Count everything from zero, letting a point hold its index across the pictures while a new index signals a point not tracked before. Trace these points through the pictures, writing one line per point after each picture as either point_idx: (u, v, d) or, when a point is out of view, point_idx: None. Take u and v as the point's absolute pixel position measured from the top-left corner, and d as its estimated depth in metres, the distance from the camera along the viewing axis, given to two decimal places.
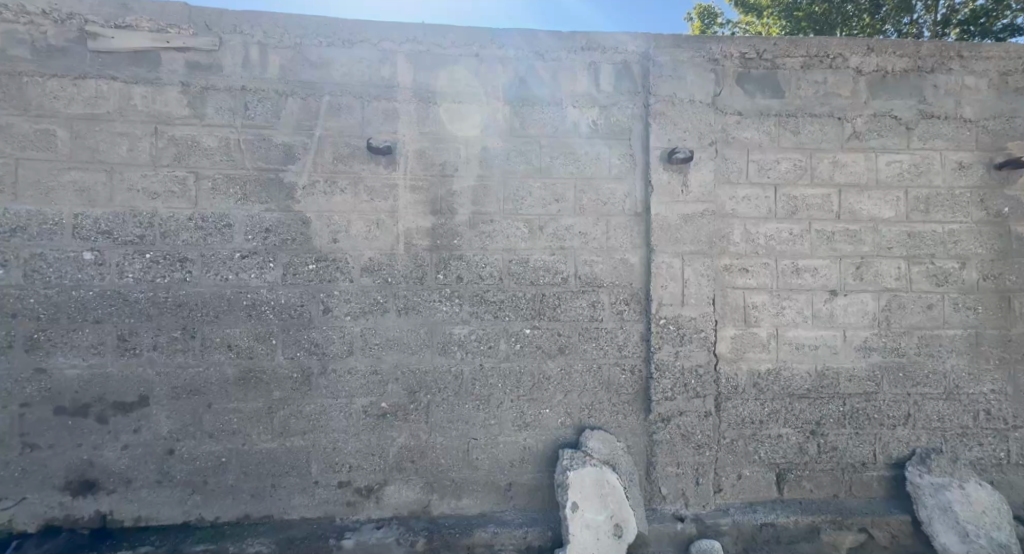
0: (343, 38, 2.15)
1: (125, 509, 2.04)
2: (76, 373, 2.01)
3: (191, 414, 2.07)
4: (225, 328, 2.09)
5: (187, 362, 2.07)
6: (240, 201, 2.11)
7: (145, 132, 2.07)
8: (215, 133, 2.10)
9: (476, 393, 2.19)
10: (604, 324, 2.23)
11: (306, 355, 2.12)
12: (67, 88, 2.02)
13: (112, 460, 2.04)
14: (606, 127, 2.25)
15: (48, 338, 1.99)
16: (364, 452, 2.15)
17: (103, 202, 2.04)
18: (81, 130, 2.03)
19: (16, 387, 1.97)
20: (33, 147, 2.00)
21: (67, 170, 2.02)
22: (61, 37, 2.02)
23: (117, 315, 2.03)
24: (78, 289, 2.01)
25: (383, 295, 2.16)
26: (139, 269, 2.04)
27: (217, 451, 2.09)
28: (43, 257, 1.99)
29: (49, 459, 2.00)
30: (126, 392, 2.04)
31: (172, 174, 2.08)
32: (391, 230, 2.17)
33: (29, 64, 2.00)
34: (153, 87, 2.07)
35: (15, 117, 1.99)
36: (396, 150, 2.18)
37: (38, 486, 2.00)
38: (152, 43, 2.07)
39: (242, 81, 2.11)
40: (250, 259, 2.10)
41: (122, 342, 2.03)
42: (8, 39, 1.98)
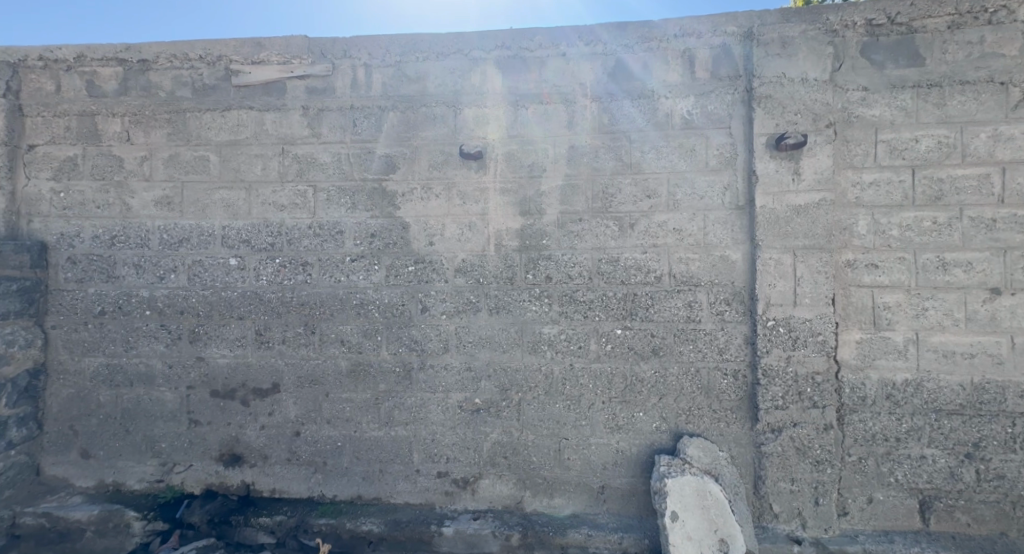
0: (436, 50, 2.27)
1: (263, 481, 2.36)
2: (225, 361, 2.37)
3: (313, 401, 2.33)
4: (339, 325, 2.32)
5: (309, 355, 2.33)
6: (350, 210, 2.33)
7: (275, 153, 2.37)
8: (330, 149, 2.34)
9: (567, 393, 2.19)
10: (703, 325, 2.10)
11: (407, 351, 2.28)
12: (217, 120, 2.39)
13: (253, 437, 2.37)
14: (703, 116, 2.11)
15: (206, 331, 2.37)
16: (460, 444, 2.26)
17: (244, 215, 2.37)
18: (227, 154, 2.39)
19: (183, 372, 2.38)
20: (194, 172, 2.40)
21: (217, 189, 2.39)
22: (212, 76, 2.40)
23: (255, 313, 2.35)
24: (226, 290, 2.37)
25: (476, 295, 2.24)
26: (271, 272, 2.35)
27: (334, 436, 2.33)
28: (201, 263, 2.37)
29: (207, 433, 2.38)
30: (262, 380, 2.36)
31: (296, 188, 2.36)
32: (483, 232, 2.25)
33: (191, 102, 2.40)
34: (280, 113, 2.37)
35: (181, 147, 2.40)
36: (486, 154, 2.25)
37: (200, 456, 2.38)
38: (280, 74, 2.36)
39: (350, 100, 2.33)
40: (359, 262, 2.31)
41: (259, 336, 2.35)
42: (177, 84, 2.41)
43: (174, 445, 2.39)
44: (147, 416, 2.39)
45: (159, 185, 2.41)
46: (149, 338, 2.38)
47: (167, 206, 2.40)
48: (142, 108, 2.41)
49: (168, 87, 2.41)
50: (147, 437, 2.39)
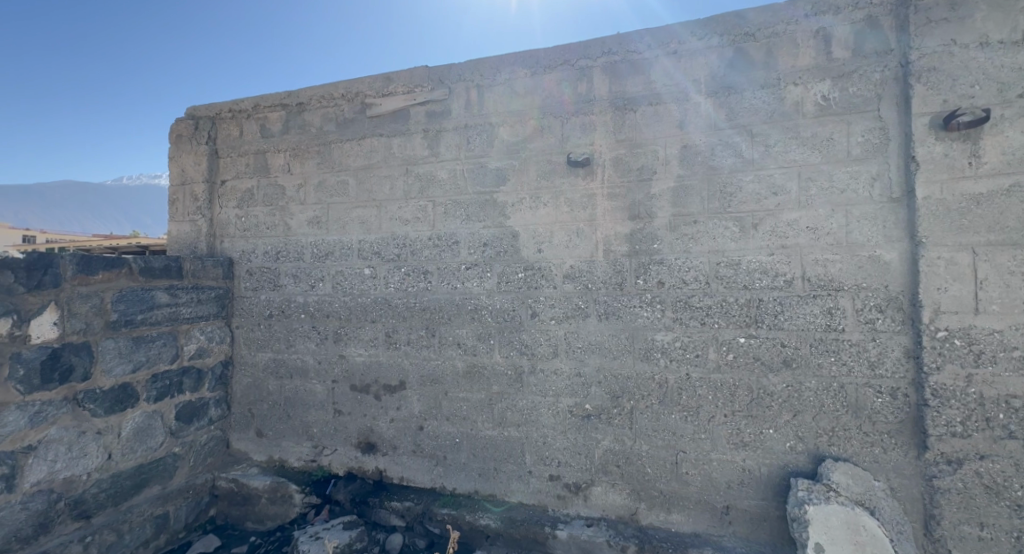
0: (543, 65, 2.35)
1: (393, 469, 2.62)
2: (362, 359, 2.69)
3: (434, 398, 2.54)
4: (456, 329, 2.49)
5: (431, 355, 2.54)
6: (464, 221, 2.50)
7: (400, 173, 2.64)
8: (447, 166, 2.54)
9: (684, 404, 2.08)
10: (847, 335, 1.85)
11: (518, 354, 2.37)
12: (354, 148, 2.75)
13: (385, 429, 2.65)
14: (843, 100, 1.88)
15: (346, 333, 2.72)
16: (571, 449, 2.27)
17: (376, 230, 2.68)
18: (362, 177, 2.72)
19: (329, 367, 2.75)
20: (337, 194, 2.78)
21: (355, 208, 2.74)
22: (351, 111, 2.76)
23: (385, 317, 2.64)
24: (362, 296, 2.69)
25: (585, 300, 2.25)
26: (398, 280, 2.62)
27: (453, 432, 2.50)
28: (343, 273, 2.73)
29: (348, 422, 2.72)
30: (391, 377, 2.63)
31: (418, 204, 2.60)
32: (591, 238, 2.25)
33: (334, 135, 2.79)
34: (404, 137, 2.64)
35: (327, 174, 2.80)
36: (593, 160, 2.26)
37: (343, 442, 2.73)
38: (404, 102, 2.63)
39: (464, 120, 2.51)
40: (473, 270, 2.46)
41: (388, 337, 2.63)
42: (324, 120, 2.82)
43: (323, 430, 2.77)
44: (303, 404, 2.81)
45: (310, 207, 2.83)
46: (304, 337, 2.80)
47: (317, 225, 2.81)
48: (298, 143, 2.87)
49: (318, 123, 2.83)
50: (302, 422, 2.81)
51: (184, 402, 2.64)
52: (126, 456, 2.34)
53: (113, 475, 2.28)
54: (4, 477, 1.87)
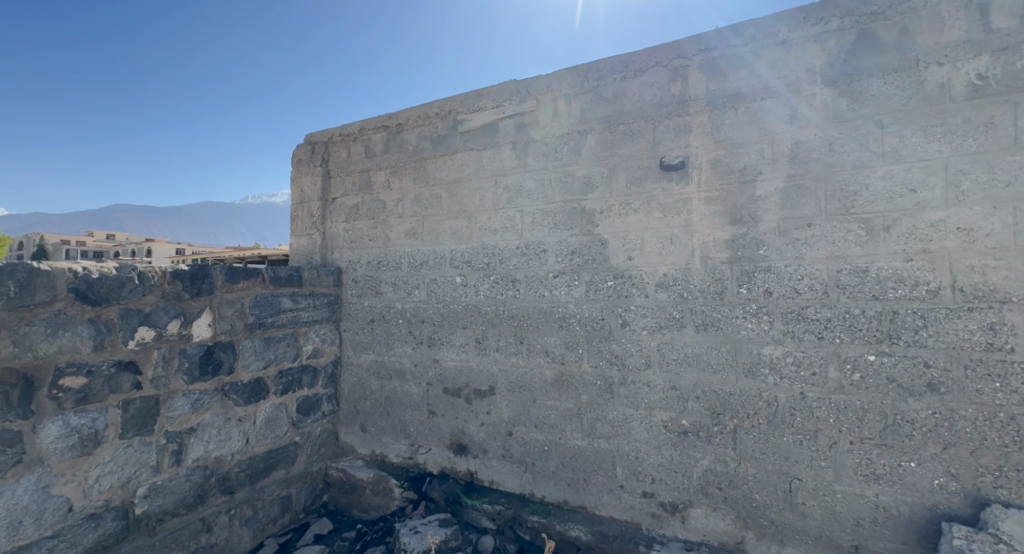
0: (633, 68, 2.30)
1: (484, 472, 2.69)
2: (454, 364, 2.81)
3: (522, 405, 2.57)
4: (544, 336, 2.51)
5: (519, 362, 2.58)
6: (551, 230, 2.51)
7: (489, 185, 2.74)
8: (534, 176, 2.58)
9: (798, 426, 1.89)
10: (1017, 357, 1.55)
11: (608, 364, 2.31)
12: (447, 163, 2.90)
13: (475, 432, 2.73)
14: (1007, 78, 1.59)
15: (440, 338, 2.86)
16: (666, 466, 2.16)
17: (467, 239, 2.80)
18: (454, 190, 2.87)
19: (424, 370, 2.91)
20: (431, 207, 2.95)
21: (447, 219, 2.88)
22: (444, 128, 2.93)
23: (475, 323, 2.74)
24: (454, 303, 2.82)
25: (679, 310, 2.14)
26: (487, 288, 2.70)
27: (542, 440, 2.51)
28: (436, 281, 2.89)
29: (442, 424, 2.85)
30: (481, 382, 2.71)
31: (506, 214, 2.67)
32: (687, 244, 2.14)
33: (429, 151, 2.98)
34: (493, 150, 2.73)
35: (423, 188, 2.99)
36: (689, 164, 2.15)
37: (437, 442, 2.87)
38: (494, 116, 2.73)
39: (552, 129, 2.54)
40: (561, 278, 2.46)
41: (478, 343, 2.72)
42: (421, 138, 3.02)
43: (419, 430, 2.93)
44: (401, 404, 3.00)
45: (408, 220, 3.04)
46: (402, 341, 3.00)
47: (413, 236, 3.01)
48: (397, 161, 3.10)
49: (414, 141, 3.04)
50: (401, 420, 3.00)
51: (303, 396, 2.96)
52: (259, 442, 2.68)
53: (250, 458, 2.62)
54: (174, 452, 2.25)
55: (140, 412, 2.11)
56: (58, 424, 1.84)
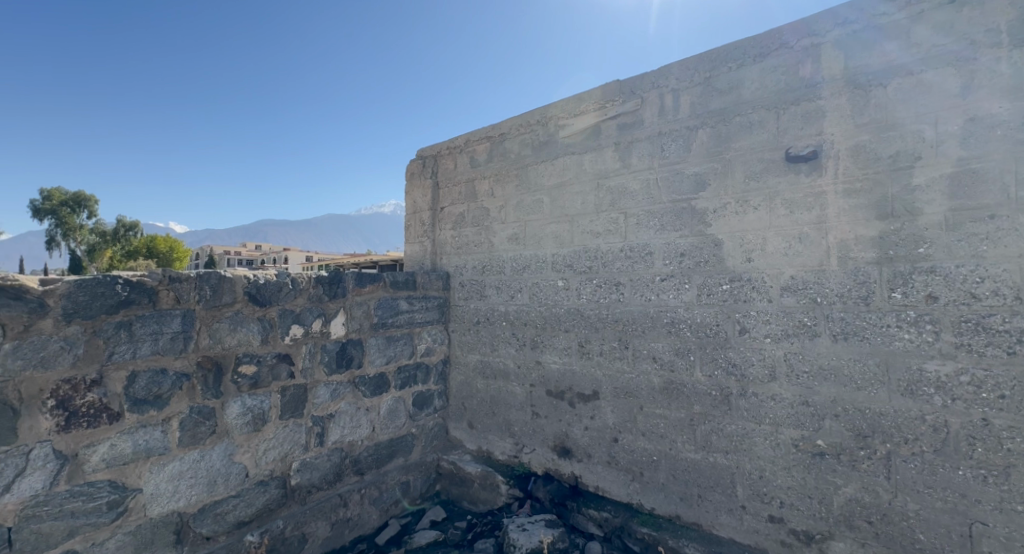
0: (753, 54, 2.13)
1: (589, 476, 2.67)
2: (557, 367, 2.83)
3: (629, 412, 2.50)
4: (650, 342, 2.42)
5: (624, 368, 2.52)
6: (658, 231, 2.41)
7: (591, 188, 2.72)
8: (639, 177, 2.51)
9: (976, 459, 1.58)
10: None
11: (725, 374, 2.16)
12: (549, 168, 2.95)
13: (579, 436, 2.73)
14: None
15: (542, 340, 2.91)
16: (798, 491, 1.95)
17: (568, 243, 2.81)
18: (556, 195, 2.90)
19: (527, 371, 2.98)
20: (533, 212, 3.02)
21: (549, 224, 2.92)
22: (545, 134, 2.98)
23: (577, 326, 2.73)
24: (556, 307, 2.84)
25: (811, 317, 1.92)
26: (590, 291, 2.68)
27: (650, 449, 2.42)
28: (538, 285, 2.94)
29: (546, 425, 2.89)
30: (585, 386, 2.70)
31: (609, 217, 2.63)
32: (820, 243, 1.91)
33: (531, 158, 3.05)
34: (595, 152, 2.72)
35: (525, 195, 3.07)
36: (823, 153, 1.92)
37: (541, 443, 2.92)
38: (596, 119, 2.71)
39: (658, 127, 2.44)
40: (669, 282, 2.36)
41: (581, 347, 2.71)
42: (523, 146, 3.11)
43: (523, 430, 3.00)
44: (506, 403, 3.10)
45: (510, 225, 3.14)
46: (506, 343, 3.11)
47: (516, 241, 3.10)
48: (500, 169, 3.23)
49: (517, 149, 3.14)
50: (506, 419, 3.11)
51: (418, 391, 3.21)
52: (383, 430, 2.96)
53: (376, 444, 2.91)
54: (318, 434, 2.59)
55: (293, 398, 2.47)
56: (237, 403, 2.23)
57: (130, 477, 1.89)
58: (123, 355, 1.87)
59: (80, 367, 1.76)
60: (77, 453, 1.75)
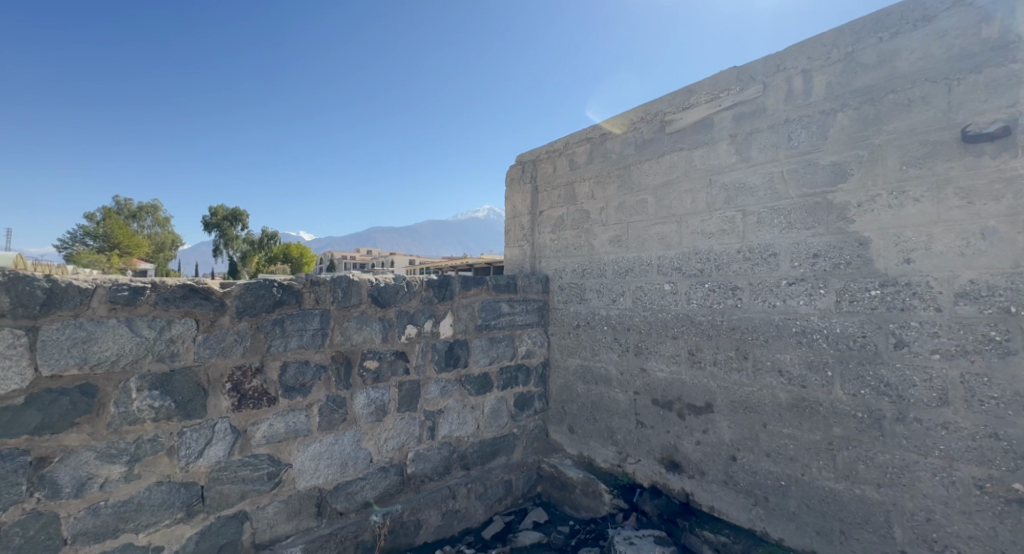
0: (912, 19, 1.82)
1: (702, 495, 2.49)
2: (664, 376, 2.68)
3: (749, 428, 2.28)
4: (775, 353, 2.18)
5: (743, 380, 2.30)
6: (785, 230, 2.17)
7: (703, 185, 2.54)
8: (760, 170, 2.28)
9: None
10: None
11: (874, 394, 1.86)
12: (655, 167, 2.82)
13: (690, 450, 2.55)
14: None
15: (648, 346, 2.78)
16: (983, 542, 1.62)
17: (676, 245, 2.65)
18: (662, 194, 2.76)
19: (631, 378, 2.87)
20: (637, 214, 2.90)
21: (654, 225, 2.79)
22: (650, 131, 2.86)
23: (687, 333, 2.56)
24: (663, 312, 2.70)
25: (1001, 330, 1.58)
26: (701, 296, 2.50)
27: (776, 472, 2.18)
28: (642, 288, 2.82)
29: (652, 436, 2.76)
30: (696, 397, 2.52)
31: (724, 215, 2.42)
32: (1013, 240, 1.56)
33: (635, 157, 2.94)
34: (708, 147, 2.53)
35: (628, 196, 2.97)
36: (1016, 130, 1.58)
37: (646, 454, 2.79)
38: (708, 110, 2.53)
39: (785, 113, 2.20)
40: (798, 286, 2.10)
41: (691, 355, 2.54)
42: (626, 145, 3.00)
43: (627, 439, 2.90)
44: (608, 410, 3.02)
45: (612, 227, 3.06)
46: (608, 348, 3.02)
47: (618, 244, 3.00)
48: (601, 170, 3.16)
49: (619, 149, 3.05)
50: (608, 427, 3.02)
51: (520, 392, 3.27)
52: (487, 428, 3.07)
53: (480, 442, 3.02)
54: (430, 427, 2.77)
55: (409, 393, 2.67)
56: (363, 395, 2.47)
57: (283, 453, 2.20)
58: (278, 348, 2.17)
59: (248, 357, 2.09)
60: (246, 429, 2.08)
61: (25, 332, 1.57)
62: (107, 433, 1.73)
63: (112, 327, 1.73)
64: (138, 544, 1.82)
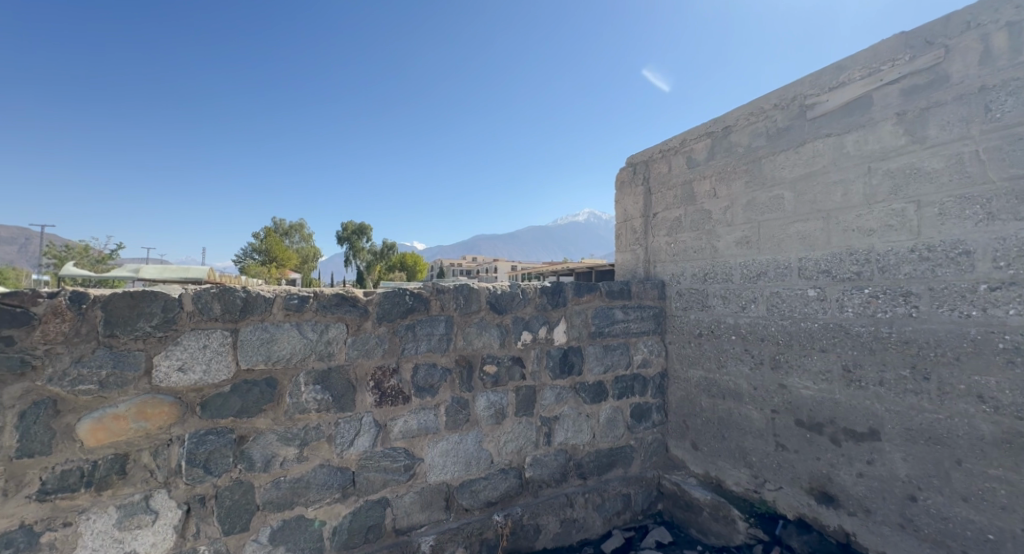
0: None
1: (868, 537, 2.13)
2: (810, 394, 2.36)
3: (934, 464, 1.89)
4: (972, 374, 1.78)
5: (922, 405, 1.92)
6: (981, 223, 1.77)
7: (859, 174, 2.18)
8: (941, 152, 1.89)
9: None
10: None
11: None
12: (792, 157, 2.50)
13: (849, 482, 2.20)
14: None
15: (787, 360, 2.47)
16: None
17: (822, 244, 2.32)
18: (802, 188, 2.44)
19: (768, 395, 2.57)
20: (770, 211, 2.61)
21: (794, 223, 2.47)
22: (786, 118, 2.55)
23: (840, 346, 2.22)
24: (806, 321, 2.38)
25: None
26: (858, 303, 2.15)
27: (978, 522, 1.77)
28: (779, 294, 2.51)
29: (796, 462, 2.43)
30: (856, 421, 2.16)
31: (890, 208, 2.06)
32: None
33: (766, 149, 2.65)
34: (866, 129, 2.17)
35: (759, 192, 2.68)
36: None
37: (790, 482, 2.47)
38: (866, 87, 2.18)
39: (979, 80, 1.80)
40: (1004, 292, 1.70)
41: (847, 372, 2.19)
42: (755, 136, 2.72)
43: (764, 462, 2.60)
44: (739, 428, 2.74)
45: (740, 227, 2.79)
46: (737, 360, 2.75)
47: (747, 245, 2.72)
48: (725, 165, 2.90)
49: (747, 141, 2.77)
50: (739, 446, 2.74)
51: (636, 403, 3.13)
52: (603, 438, 2.99)
53: (597, 451, 2.96)
54: (546, 433, 2.79)
55: (526, 397, 2.72)
56: (484, 397, 2.58)
57: (417, 448, 2.38)
58: (411, 350, 2.37)
59: (387, 358, 2.31)
60: (386, 424, 2.30)
61: (229, 332, 1.94)
62: (285, 419, 2.05)
63: (287, 330, 2.05)
64: (308, 517, 2.11)
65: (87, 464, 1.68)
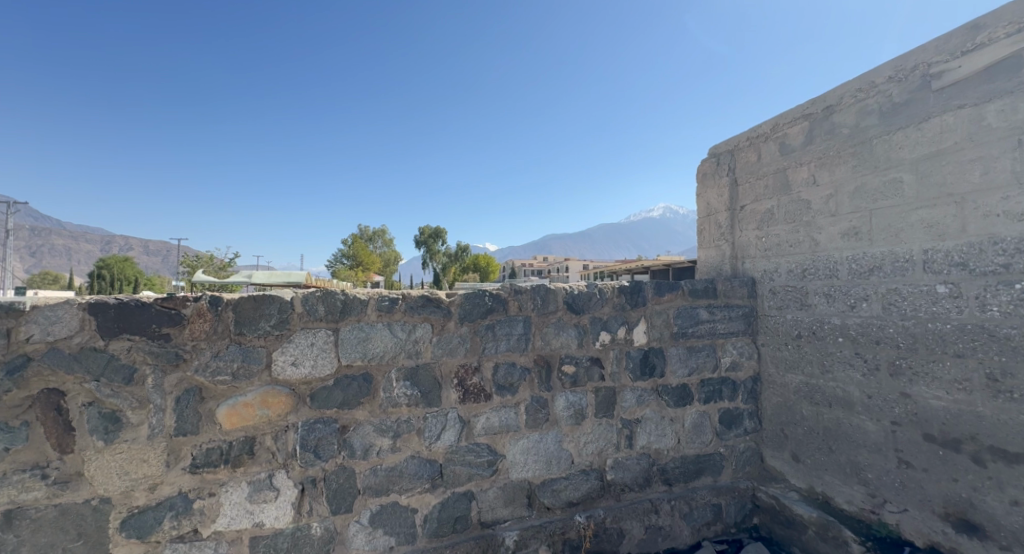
0: None
1: None
2: (942, 406, 2.06)
3: None
4: None
5: None
6: None
7: (1004, 149, 1.86)
8: None
9: None
10: None
11: None
12: (913, 135, 2.20)
13: (998, 510, 1.89)
14: None
15: (911, 366, 2.17)
16: None
17: (955, 233, 2.01)
18: (927, 169, 2.14)
19: (886, 405, 2.28)
20: (885, 197, 2.31)
21: (916, 210, 2.17)
22: (903, 92, 2.25)
23: (982, 351, 1.91)
24: (935, 322, 2.08)
25: None
26: (1005, 301, 1.84)
27: None
28: (899, 291, 2.22)
29: (926, 482, 2.14)
30: (1007, 440, 1.85)
31: None
32: None
33: (879, 128, 2.36)
34: (1012, 96, 1.85)
35: (870, 176, 2.39)
36: None
37: (918, 504, 2.18)
38: (1013, 46, 1.85)
39: None
40: None
41: (992, 381, 1.88)
42: (865, 114, 2.43)
43: (883, 480, 2.32)
44: (850, 440, 2.47)
45: (845, 217, 2.50)
46: (845, 365, 2.48)
47: (856, 237, 2.44)
48: (826, 149, 2.63)
49: (854, 121, 2.49)
50: (851, 460, 2.47)
51: (725, 408, 2.94)
52: (689, 444, 2.85)
53: (683, 457, 2.83)
54: (628, 436, 2.71)
55: (606, 399, 2.67)
56: (563, 397, 2.57)
57: (499, 444, 2.44)
58: (491, 349, 2.43)
59: (469, 356, 2.39)
60: (470, 420, 2.38)
61: (332, 331, 2.12)
62: (380, 411, 2.20)
63: (380, 329, 2.20)
64: (402, 504, 2.24)
65: (225, 444, 1.93)
